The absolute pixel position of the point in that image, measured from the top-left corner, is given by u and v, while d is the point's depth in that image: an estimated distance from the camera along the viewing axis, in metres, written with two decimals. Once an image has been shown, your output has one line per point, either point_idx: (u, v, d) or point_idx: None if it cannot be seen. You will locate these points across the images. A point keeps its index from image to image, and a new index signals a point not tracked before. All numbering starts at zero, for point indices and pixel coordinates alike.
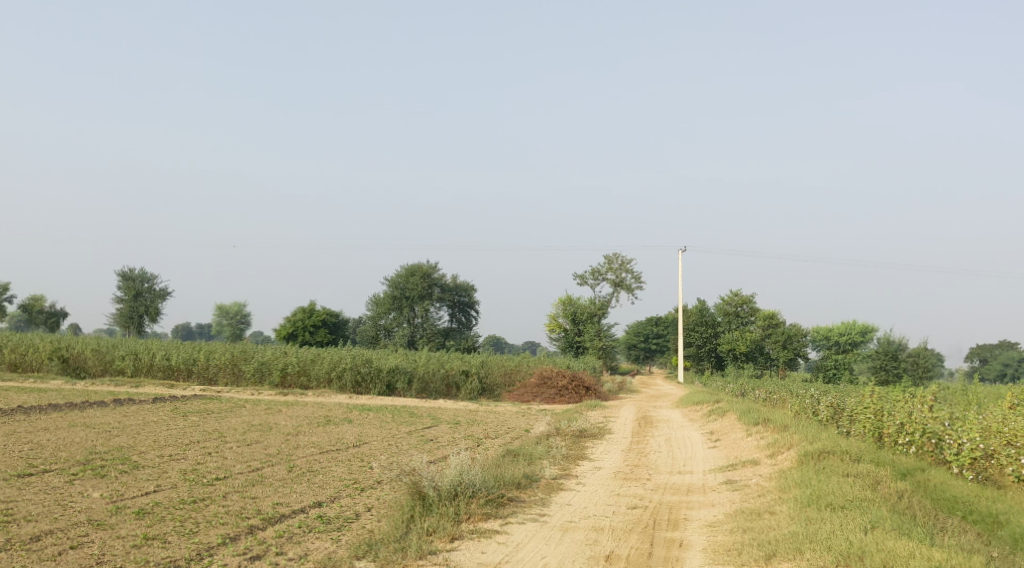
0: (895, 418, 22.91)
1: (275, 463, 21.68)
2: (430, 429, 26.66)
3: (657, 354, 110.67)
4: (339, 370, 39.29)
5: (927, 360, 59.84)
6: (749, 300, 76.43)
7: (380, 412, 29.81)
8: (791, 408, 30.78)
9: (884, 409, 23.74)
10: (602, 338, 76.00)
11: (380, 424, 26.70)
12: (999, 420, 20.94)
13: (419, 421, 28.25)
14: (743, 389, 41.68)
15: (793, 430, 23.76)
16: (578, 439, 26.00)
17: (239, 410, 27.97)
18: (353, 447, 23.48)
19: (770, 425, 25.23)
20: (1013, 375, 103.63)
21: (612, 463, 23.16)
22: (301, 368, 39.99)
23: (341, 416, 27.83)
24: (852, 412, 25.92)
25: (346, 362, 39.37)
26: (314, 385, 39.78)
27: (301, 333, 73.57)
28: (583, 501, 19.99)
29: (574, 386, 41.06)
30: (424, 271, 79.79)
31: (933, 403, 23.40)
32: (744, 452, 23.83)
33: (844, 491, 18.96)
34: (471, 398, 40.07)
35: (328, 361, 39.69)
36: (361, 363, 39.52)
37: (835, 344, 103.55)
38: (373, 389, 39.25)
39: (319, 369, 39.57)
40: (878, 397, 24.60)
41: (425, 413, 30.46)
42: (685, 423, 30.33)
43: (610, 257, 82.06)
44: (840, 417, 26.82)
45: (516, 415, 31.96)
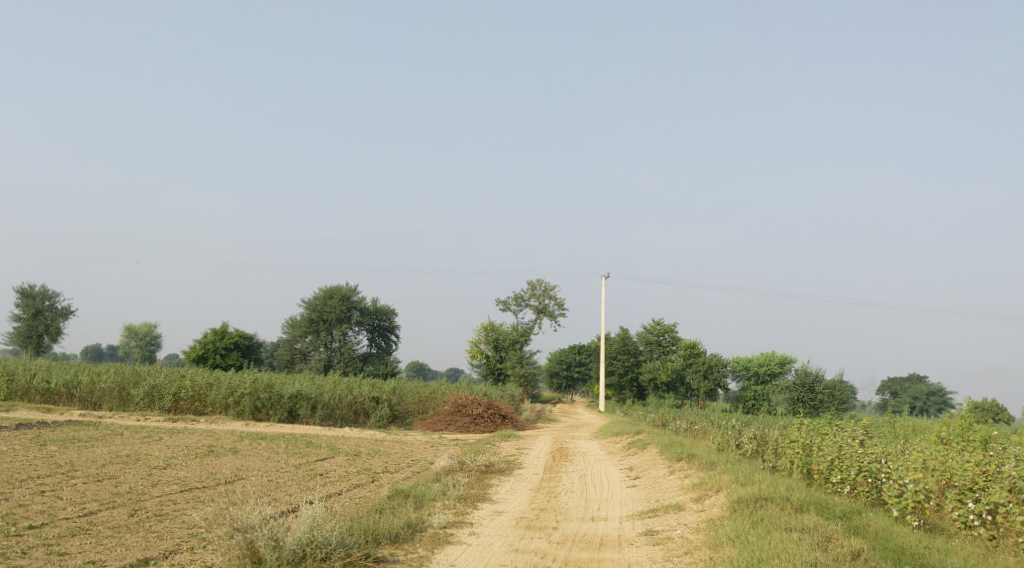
0: (825, 453, 21.81)
1: (117, 505, 19.70)
2: (323, 462, 24.80)
3: (580, 382, 109.50)
4: (237, 395, 37.35)
5: (843, 392, 59.07)
6: (671, 329, 75.90)
7: (273, 441, 27.86)
8: (712, 440, 29.62)
9: (812, 443, 22.61)
10: (524, 365, 74.68)
11: (266, 457, 24.77)
12: (939, 455, 19.97)
13: (314, 451, 26.35)
14: (664, 419, 40.53)
15: (724, 469, 22.43)
16: (482, 476, 24.40)
17: (112, 439, 25.84)
18: (224, 484, 21.59)
19: (694, 463, 23.90)
20: (923, 409, 104.61)
21: (514, 507, 21.55)
22: (196, 393, 37.83)
23: (226, 447, 25.80)
24: (777, 446, 24.77)
25: (244, 387, 37.50)
26: (208, 411, 37.71)
27: (211, 357, 70.90)
28: (473, 560, 18.34)
29: (489, 415, 39.51)
30: (344, 293, 77.66)
31: (863, 436, 22.36)
32: (665, 495, 22.43)
33: (789, 555, 17.52)
34: (379, 426, 38.20)
35: (226, 386, 37.72)
36: (261, 389, 37.59)
37: (755, 374, 103.49)
38: (273, 415, 37.29)
39: (215, 394, 37.66)
40: (803, 430, 23.47)
41: (324, 442, 28.62)
42: (602, 457, 28.89)
43: (533, 283, 80.78)
44: (765, 451, 25.69)
45: (422, 446, 30.19)
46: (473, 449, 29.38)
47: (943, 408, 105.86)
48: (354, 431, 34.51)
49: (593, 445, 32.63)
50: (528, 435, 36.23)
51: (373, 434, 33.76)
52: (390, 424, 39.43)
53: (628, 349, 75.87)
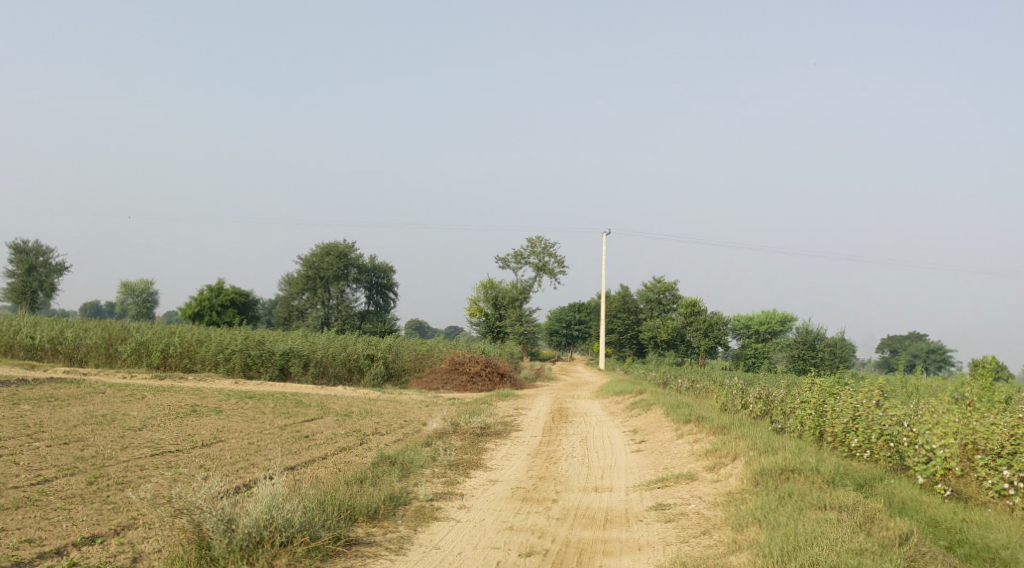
0: (839, 415, 21.09)
1: (77, 471, 18.95)
2: (311, 423, 24.03)
3: (579, 340, 108.92)
4: (227, 352, 36.60)
5: (844, 351, 58.40)
6: (672, 287, 75.16)
7: (262, 400, 27.15)
8: (715, 399, 28.93)
9: (826, 403, 21.88)
10: (524, 323, 74.07)
11: (251, 417, 24.01)
12: (965, 418, 19.31)
13: (302, 411, 25.60)
14: (665, 377, 39.92)
15: (738, 435, 21.68)
16: (478, 439, 23.66)
17: (92, 397, 25.06)
18: (200, 447, 20.83)
19: (704, 426, 23.16)
20: (923, 368, 104.12)
21: (511, 475, 20.79)
22: (185, 350, 37.07)
23: (211, 406, 25.03)
24: (786, 406, 24.09)
25: (234, 343, 36.76)
26: (198, 368, 36.97)
27: (207, 313, 70.15)
28: (460, 540, 17.63)
29: (487, 373, 38.89)
30: (342, 250, 76.45)
31: (878, 396, 21.66)
32: (674, 462, 21.69)
33: (827, 538, 16.69)
34: (373, 384, 37.56)
35: (216, 343, 36.97)
36: (252, 346, 36.87)
37: (756, 332, 102.94)
38: (264, 373, 36.59)
39: (204, 351, 36.93)
40: (813, 390, 22.76)
41: (315, 401, 27.87)
42: (604, 418, 28.18)
43: (533, 240, 79.81)
44: (773, 411, 25.02)
45: (418, 406, 29.47)
46: (469, 409, 28.64)
47: (942, 367, 105.60)
48: (347, 389, 33.85)
49: (593, 404, 31.96)
50: (526, 394, 35.55)
51: (367, 392, 33.10)
52: (385, 382, 38.79)
53: (628, 306, 75.02)
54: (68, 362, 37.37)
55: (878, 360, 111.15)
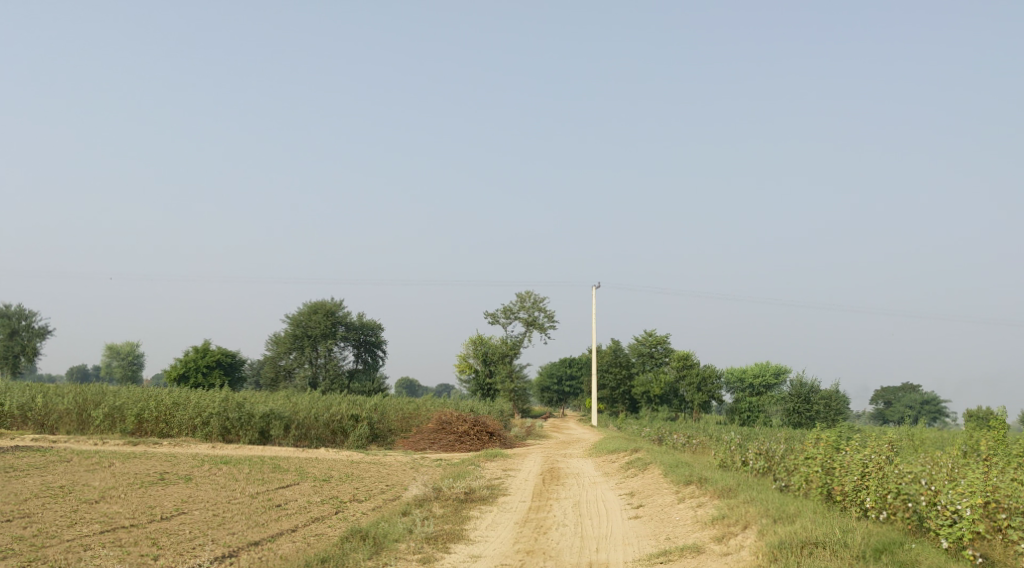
0: (849, 474, 20.26)
1: (15, 553, 17.91)
2: (285, 491, 23.02)
3: (571, 396, 107.85)
4: (205, 416, 35.53)
5: (839, 403, 57.48)
6: (664, 341, 74.45)
7: (238, 465, 26.16)
8: (712, 455, 28.09)
9: (833, 460, 21.09)
10: (514, 380, 73.08)
11: (220, 485, 23.01)
12: (986, 474, 18.58)
13: (278, 476, 24.61)
14: (660, 433, 39.02)
15: (746, 500, 20.77)
16: (463, 506, 22.67)
17: (56, 467, 24.04)
18: (156, 521, 19.81)
19: (707, 489, 22.26)
20: (918, 419, 103.13)
21: (495, 550, 19.74)
22: (162, 414, 36.02)
23: (180, 473, 24.03)
24: (789, 464, 23.30)
25: (212, 407, 35.65)
26: (174, 433, 35.89)
27: (193, 375, 69.00)
28: None
29: (476, 432, 37.99)
30: (328, 308, 75.94)
31: (887, 452, 20.92)
32: (675, 531, 20.71)
33: None
34: (358, 446, 36.57)
35: (193, 406, 35.93)
36: (230, 409, 35.77)
37: (750, 386, 101.97)
38: (244, 436, 35.46)
39: (181, 415, 35.85)
40: (817, 446, 21.97)
41: (292, 466, 26.84)
42: (598, 479, 27.24)
43: (522, 294, 79.02)
44: (775, 470, 24.20)
45: (402, 469, 28.47)
46: (455, 471, 27.68)
47: (936, 418, 104.59)
48: (330, 452, 32.82)
49: (586, 464, 31.00)
50: (517, 454, 34.56)
51: (350, 455, 32.10)
52: (370, 443, 37.81)
53: (620, 360, 73.83)
54: (39, 429, 36.24)
55: (871, 412, 109.99)
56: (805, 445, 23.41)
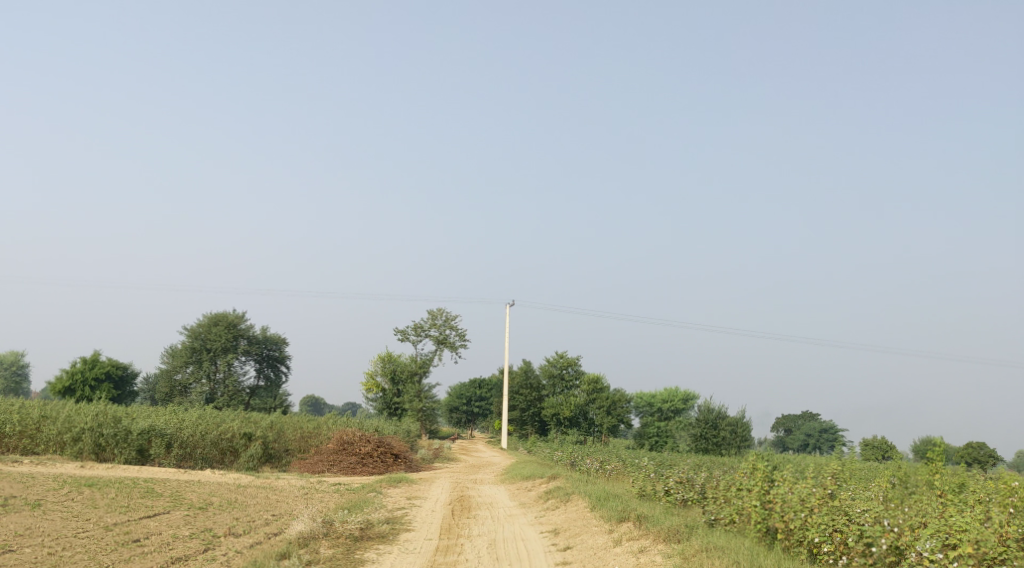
0: (803, 520, 19.16)
1: None
2: (147, 523, 20.77)
3: (480, 418, 106.07)
4: (75, 432, 32.84)
5: (746, 430, 56.73)
6: (574, 363, 72.84)
7: (106, 488, 23.81)
8: (632, 482, 26.70)
9: (780, 500, 19.97)
10: (423, 400, 70.95)
11: (68, 515, 20.67)
12: (950, 515, 17.82)
13: (145, 504, 22.27)
14: (572, 457, 37.48)
15: (701, 548, 19.31)
16: (357, 548, 20.64)
17: None
18: None
19: (646, 536, 20.73)
20: (817, 447, 103.98)
21: None
22: (27, 429, 33.33)
23: (31, 499, 21.63)
24: (723, 498, 22.05)
25: (84, 422, 33.00)
26: (41, 450, 33.19)
27: (80, 388, 65.55)
28: None
29: (380, 454, 36.15)
30: (230, 320, 73.02)
31: (830, 491, 19.88)
32: None
33: None
34: (249, 467, 34.38)
35: (63, 420, 33.26)
36: (105, 425, 33.15)
37: (658, 410, 101.38)
38: (119, 455, 32.87)
39: (49, 431, 33.14)
40: (756, 487, 20.73)
41: (167, 490, 24.49)
42: (514, 511, 25.46)
43: (434, 312, 77.01)
44: (708, 501, 22.90)
45: (294, 495, 26.30)
46: (355, 499, 25.73)
47: (836, 446, 105.19)
48: (216, 474, 30.52)
49: (499, 491, 29.25)
50: (423, 478, 32.64)
51: (238, 477, 29.87)
52: (264, 464, 35.58)
53: (530, 382, 72.27)
54: None
55: (774, 440, 110.11)
56: (740, 480, 22.23)
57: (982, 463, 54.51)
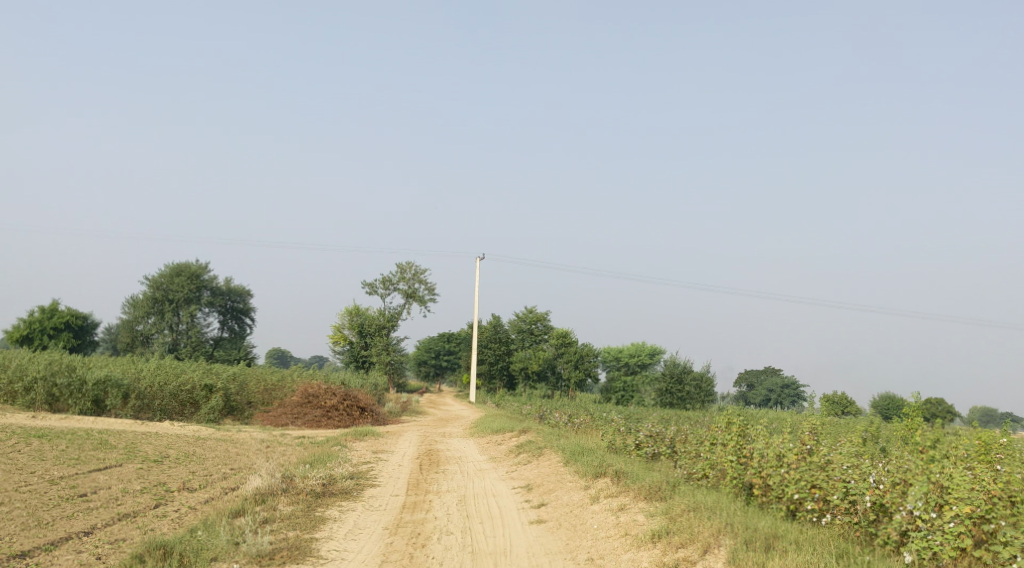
0: (786, 478, 18.90)
1: None
2: (96, 477, 20.18)
3: (447, 372, 105.76)
4: (27, 381, 32.02)
5: (711, 384, 56.62)
6: (543, 317, 72.92)
7: (60, 439, 23.18)
8: (603, 434, 26.36)
9: (763, 459, 19.71)
10: (390, 353, 70.54)
11: (11, 468, 20.06)
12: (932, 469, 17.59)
13: (96, 456, 21.66)
14: (541, 411, 37.03)
15: (688, 508, 18.92)
16: (319, 505, 20.08)
17: None
18: None
19: (628, 493, 20.39)
20: (778, 403, 104.79)
21: None
22: None
23: None
24: (698, 454, 21.88)
25: (37, 372, 32.16)
26: None
27: (39, 338, 64.42)
28: None
29: (346, 407, 35.58)
30: (193, 271, 71.91)
31: (809, 449, 19.65)
32: (599, 549, 18.60)
33: None
34: (209, 419, 33.74)
35: (15, 369, 32.40)
36: (59, 374, 32.26)
37: (625, 365, 101.49)
38: (73, 406, 32.08)
39: (1, 379, 32.29)
40: (736, 446, 20.54)
41: (121, 441, 23.85)
42: (485, 466, 24.90)
43: (402, 265, 76.24)
44: (682, 455, 22.65)
45: (256, 448, 25.72)
46: (318, 453, 25.11)
47: (798, 401, 106.00)
48: (175, 426, 29.83)
49: (468, 446, 28.74)
50: (389, 433, 32.03)
51: (198, 429, 29.17)
52: (225, 416, 34.95)
53: (499, 336, 71.43)
54: None
55: (737, 394, 110.74)
56: (714, 435, 22.00)
57: (941, 417, 54.91)
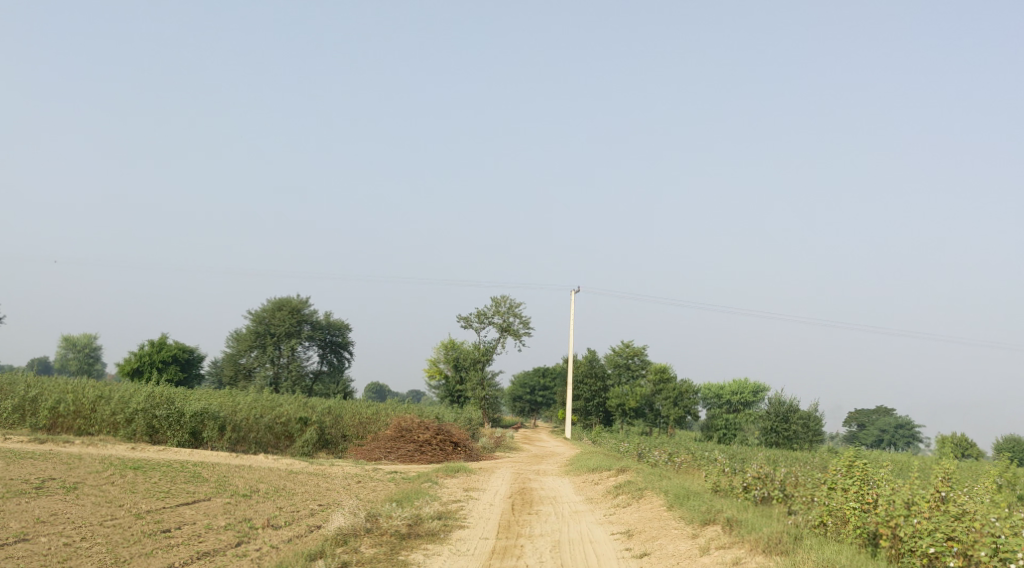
0: (923, 529, 18.46)
1: None
2: (182, 511, 20.15)
3: (543, 408, 105.18)
4: (128, 412, 32.49)
5: (817, 423, 54.92)
6: (641, 352, 71.69)
7: (153, 471, 23.29)
8: (707, 475, 25.59)
9: (894, 508, 19.26)
10: (486, 387, 69.82)
11: (99, 501, 20.15)
12: None
13: (185, 490, 21.66)
14: (640, 449, 36.17)
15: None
16: (411, 548, 19.73)
17: None
18: None
19: (738, 546, 19.59)
20: (889, 444, 101.46)
21: None
22: (82, 409, 33.01)
23: (67, 482, 21.19)
24: (812, 501, 21.41)
25: (136, 403, 32.61)
26: (94, 430, 32.89)
27: (147, 370, 65.82)
28: None
29: (439, 442, 35.33)
30: (294, 305, 72.94)
31: (941, 500, 19.19)
32: None
33: None
34: (304, 453, 33.79)
35: (117, 400, 32.92)
36: (158, 407, 32.67)
37: (727, 403, 99.53)
38: (172, 438, 32.42)
39: (103, 410, 32.82)
40: (859, 491, 20.08)
41: (213, 474, 23.85)
42: (581, 508, 24.26)
43: (496, 299, 76.00)
44: (794, 501, 22.03)
45: (347, 483, 25.51)
46: (408, 490, 24.72)
47: (910, 442, 102.39)
48: (269, 459, 29.87)
49: (564, 484, 28.15)
50: (483, 469, 31.52)
51: (291, 463, 29.10)
52: (320, 450, 34.95)
53: (595, 371, 70.62)
54: None
55: (846, 435, 107.55)
56: (828, 478, 21.49)
57: None
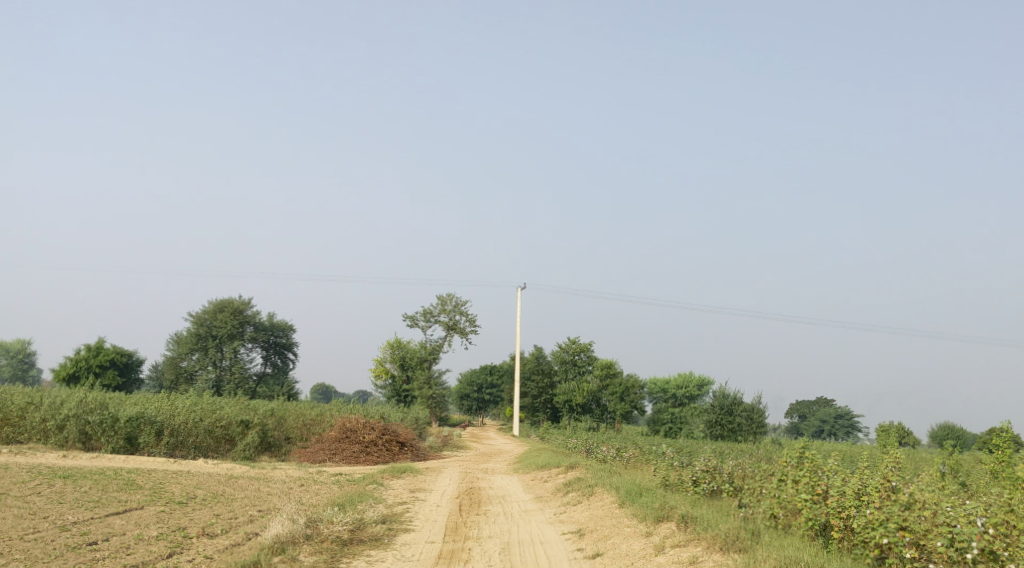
0: (876, 520, 18.42)
1: None
2: (111, 521, 19.47)
3: (490, 405, 104.83)
4: (60, 419, 31.60)
5: (762, 415, 55.15)
6: (586, 347, 71.18)
7: (84, 479, 22.52)
8: (658, 469, 25.36)
9: (847, 501, 19.17)
10: (432, 386, 69.28)
11: (23, 513, 19.39)
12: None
13: (116, 499, 20.94)
14: (588, 445, 35.88)
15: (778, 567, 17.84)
16: (354, 555, 19.23)
17: None
18: None
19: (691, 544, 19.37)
20: (831, 434, 102.56)
21: None
22: (12, 416, 32.06)
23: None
24: (764, 493, 21.22)
25: (69, 409, 31.73)
26: (25, 438, 31.95)
27: (85, 375, 64.41)
28: None
29: (385, 442, 34.76)
30: (235, 306, 71.76)
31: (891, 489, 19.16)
32: None
33: None
34: (245, 456, 33.06)
35: (49, 406, 32.01)
36: (92, 412, 31.82)
37: (672, 397, 99.93)
38: (106, 444, 31.57)
39: (34, 417, 31.89)
40: (810, 483, 19.96)
41: (148, 481, 23.13)
42: (530, 507, 23.89)
43: (443, 297, 75.53)
44: (744, 493, 21.86)
45: (289, 487, 24.90)
46: (351, 493, 24.18)
47: (852, 432, 103.52)
48: (209, 464, 29.18)
49: (512, 482, 27.77)
50: (429, 469, 31.05)
51: (232, 467, 28.41)
52: (262, 453, 34.24)
53: (542, 368, 70.42)
54: None
55: (789, 427, 108.57)
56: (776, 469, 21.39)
57: None
